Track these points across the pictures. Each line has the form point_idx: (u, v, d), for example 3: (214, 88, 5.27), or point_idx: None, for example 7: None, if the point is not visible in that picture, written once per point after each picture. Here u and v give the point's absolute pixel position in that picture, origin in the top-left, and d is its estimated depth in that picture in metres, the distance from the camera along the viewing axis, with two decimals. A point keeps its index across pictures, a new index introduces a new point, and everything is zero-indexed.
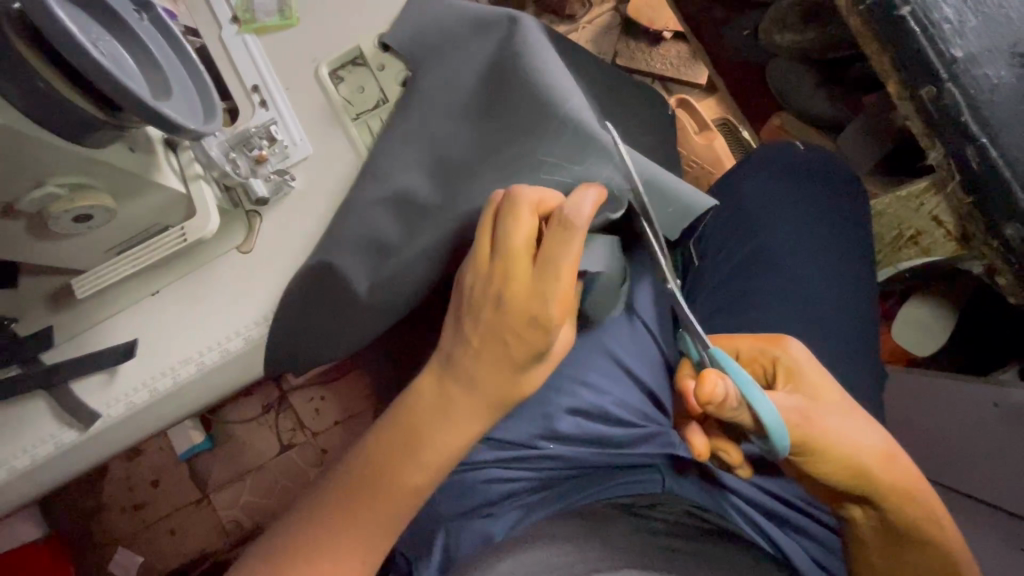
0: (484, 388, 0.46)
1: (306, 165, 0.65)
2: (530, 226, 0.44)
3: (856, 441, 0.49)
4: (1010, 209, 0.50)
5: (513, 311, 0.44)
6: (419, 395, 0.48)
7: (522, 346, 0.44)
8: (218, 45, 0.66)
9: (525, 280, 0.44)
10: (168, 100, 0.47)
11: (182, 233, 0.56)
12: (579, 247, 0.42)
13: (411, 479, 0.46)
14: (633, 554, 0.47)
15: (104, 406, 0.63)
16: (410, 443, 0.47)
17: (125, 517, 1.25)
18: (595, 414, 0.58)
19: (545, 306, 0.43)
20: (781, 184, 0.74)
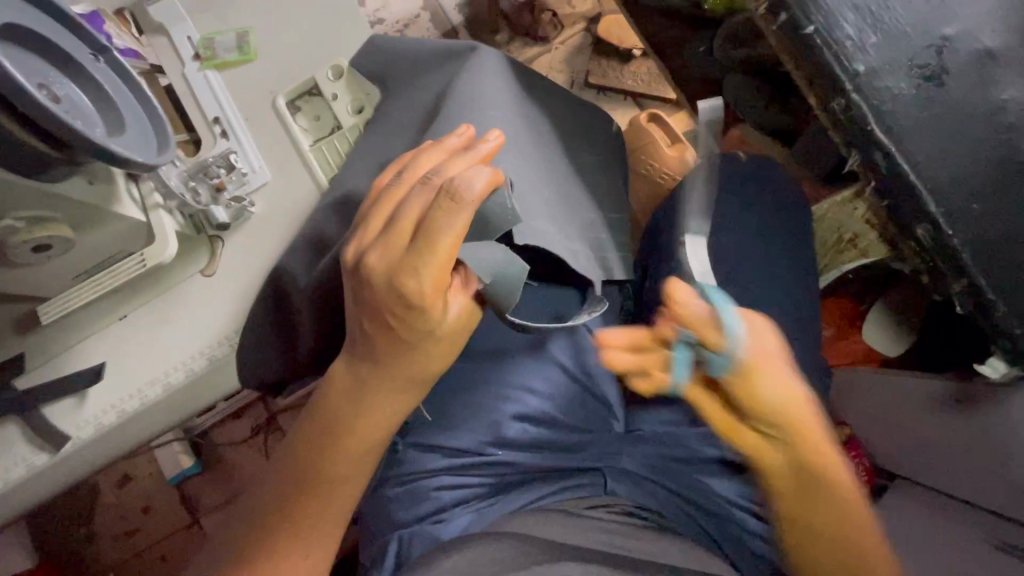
0: (389, 370, 0.51)
1: (265, 191, 0.69)
2: (418, 199, 0.47)
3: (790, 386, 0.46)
4: (918, 211, 0.53)
5: (389, 285, 0.47)
6: (331, 383, 0.54)
7: (404, 326, 0.48)
8: (181, 80, 0.70)
9: (400, 249, 0.47)
10: (121, 136, 0.51)
11: (141, 260, 0.59)
12: (464, 218, 0.45)
13: (336, 466, 0.53)
14: (573, 552, 0.49)
15: (75, 429, 0.65)
16: (329, 434, 0.53)
17: (115, 543, 1.26)
18: (540, 420, 0.61)
19: (423, 282, 0.46)
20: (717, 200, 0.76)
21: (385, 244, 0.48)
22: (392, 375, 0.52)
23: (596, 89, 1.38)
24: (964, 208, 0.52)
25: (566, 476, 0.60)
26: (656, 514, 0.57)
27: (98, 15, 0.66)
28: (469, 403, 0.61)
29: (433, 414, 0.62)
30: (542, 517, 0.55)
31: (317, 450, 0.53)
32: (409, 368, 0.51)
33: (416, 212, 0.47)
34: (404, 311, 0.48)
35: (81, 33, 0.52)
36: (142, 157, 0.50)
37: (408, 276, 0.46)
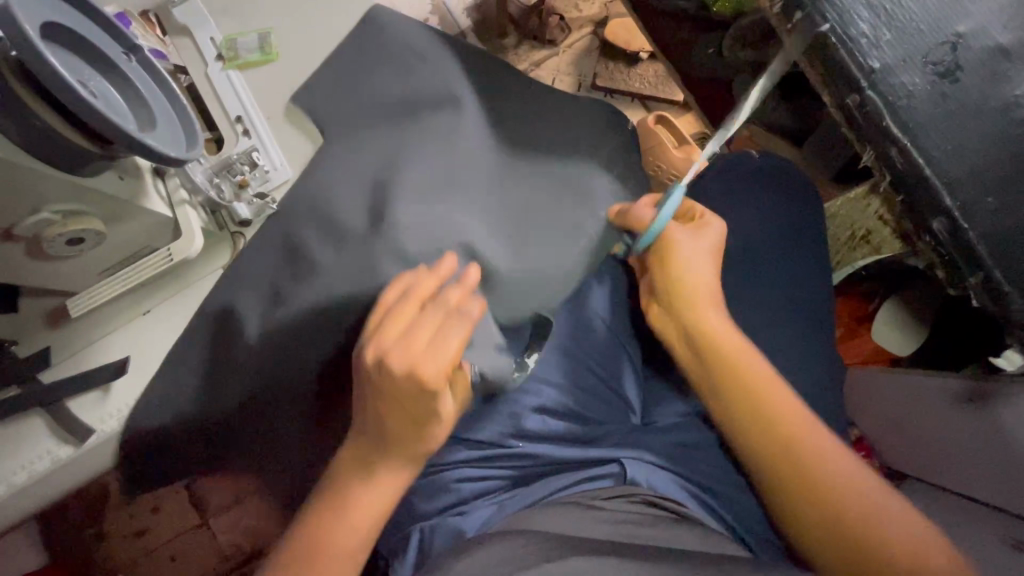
0: (393, 446, 0.53)
1: (286, 188, 0.70)
2: (414, 312, 0.52)
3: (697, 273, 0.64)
4: (935, 204, 0.54)
5: (399, 375, 0.49)
6: (338, 467, 0.55)
7: (417, 407, 0.51)
8: (203, 79, 0.71)
9: (413, 345, 0.50)
10: (153, 132, 0.52)
11: (168, 254, 0.61)
12: (465, 327, 0.52)
13: (347, 539, 0.51)
14: (601, 546, 0.50)
15: (99, 422, 0.66)
16: (336, 508, 0.52)
17: (126, 543, 1.26)
18: (559, 412, 0.62)
19: (437, 369, 0.50)
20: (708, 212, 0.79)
21: (405, 342, 0.50)
22: (395, 456, 0.53)
23: (604, 92, 1.40)
24: (980, 202, 0.53)
25: (584, 467, 0.60)
26: (673, 503, 0.57)
27: (124, 16, 0.67)
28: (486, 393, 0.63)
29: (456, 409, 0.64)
30: (564, 509, 0.55)
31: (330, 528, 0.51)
32: (407, 454, 0.53)
33: (417, 317, 0.52)
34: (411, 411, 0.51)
35: (114, 32, 0.53)
36: (175, 151, 0.51)
37: (425, 362, 0.50)
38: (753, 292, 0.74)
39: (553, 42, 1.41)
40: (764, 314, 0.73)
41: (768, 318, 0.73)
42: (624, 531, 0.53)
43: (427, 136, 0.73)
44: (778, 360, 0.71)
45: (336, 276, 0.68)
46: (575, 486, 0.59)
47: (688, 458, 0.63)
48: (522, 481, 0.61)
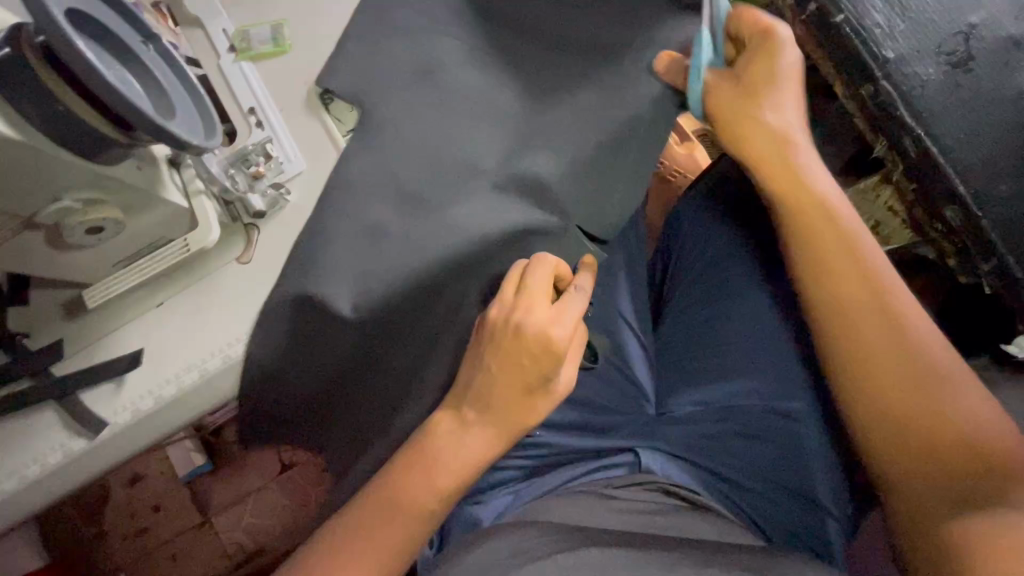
0: (499, 413, 0.53)
1: (301, 179, 0.69)
2: (548, 274, 0.54)
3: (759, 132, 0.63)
4: (948, 193, 0.54)
5: (529, 335, 0.51)
6: (392, 468, 0.54)
7: (535, 369, 0.52)
8: (217, 71, 0.71)
9: (544, 309, 0.53)
10: (173, 120, 0.52)
11: (186, 244, 0.61)
12: (580, 300, 0.55)
13: (405, 521, 0.52)
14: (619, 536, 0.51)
15: (111, 415, 0.66)
16: (385, 501, 0.53)
17: (123, 544, 1.23)
18: (578, 404, 0.64)
19: (561, 337, 0.52)
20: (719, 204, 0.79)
21: (531, 309, 0.52)
22: (504, 422, 0.54)
23: None
24: (991, 190, 0.54)
25: (600, 458, 0.61)
26: (694, 495, 0.58)
27: (138, 7, 0.67)
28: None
29: None
30: (583, 498, 0.56)
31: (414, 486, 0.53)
32: (513, 423, 0.54)
33: (542, 284, 0.54)
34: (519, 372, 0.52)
35: (134, 20, 0.53)
36: (195, 138, 0.51)
37: (542, 320, 0.52)
38: None
39: None
40: None
41: None
42: (639, 520, 0.55)
43: (450, 120, 0.71)
44: None
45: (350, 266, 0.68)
46: (594, 475, 0.60)
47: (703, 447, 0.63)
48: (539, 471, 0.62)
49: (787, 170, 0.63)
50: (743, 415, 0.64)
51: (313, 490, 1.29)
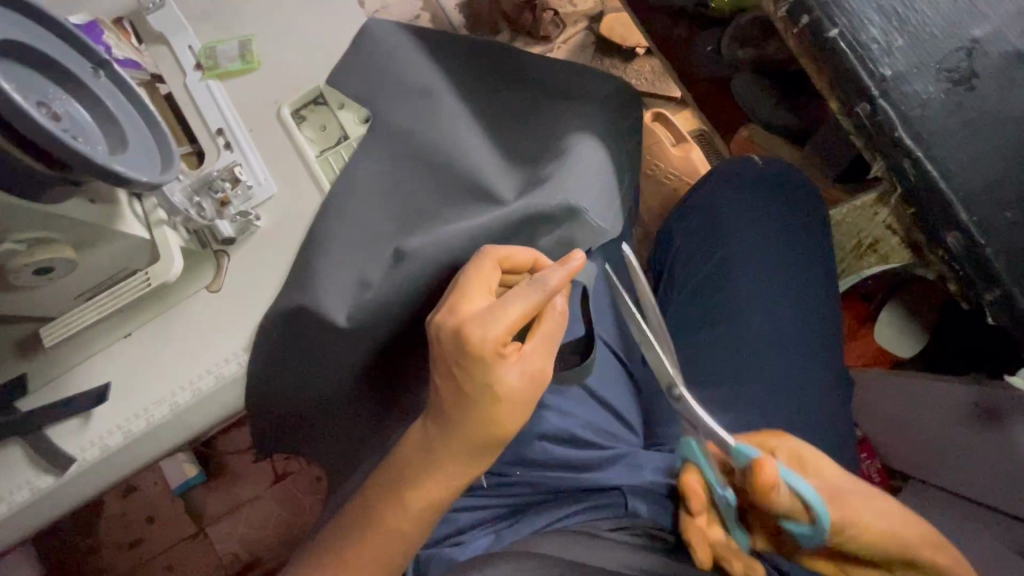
0: (456, 427, 0.48)
1: (272, 205, 0.67)
2: (487, 275, 0.50)
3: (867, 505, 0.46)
4: (950, 219, 0.51)
5: (448, 342, 0.46)
6: (372, 484, 0.52)
7: (476, 377, 0.46)
8: (183, 90, 0.68)
9: (475, 309, 0.47)
10: (124, 154, 0.49)
11: (147, 279, 0.58)
12: (528, 299, 0.45)
13: (377, 548, 0.50)
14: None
15: (79, 450, 0.63)
16: (360, 517, 0.51)
17: (122, 554, 1.24)
18: (558, 437, 0.59)
19: (494, 332, 0.45)
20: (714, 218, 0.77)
21: (457, 311, 0.47)
22: (461, 436, 0.48)
23: None
24: (997, 217, 0.50)
25: (584, 496, 0.58)
26: (680, 535, 0.56)
27: (96, 25, 0.64)
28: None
29: None
30: (565, 540, 0.52)
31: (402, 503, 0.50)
32: (476, 435, 0.48)
33: (477, 282, 0.49)
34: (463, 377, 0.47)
35: (80, 46, 0.50)
36: (144, 177, 0.48)
37: (472, 312, 0.47)
38: (758, 306, 0.71)
39: (547, 38, 1.36)
40: (769, 328, 0.70)
41: (773, 332, 0.70)
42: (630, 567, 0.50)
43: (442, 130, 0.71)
44: (784, 375, 0.68)
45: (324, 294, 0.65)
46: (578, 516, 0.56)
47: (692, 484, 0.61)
48: (522, 510, 0.58)
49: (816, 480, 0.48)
50: None
51: (309, 500, 1.26)
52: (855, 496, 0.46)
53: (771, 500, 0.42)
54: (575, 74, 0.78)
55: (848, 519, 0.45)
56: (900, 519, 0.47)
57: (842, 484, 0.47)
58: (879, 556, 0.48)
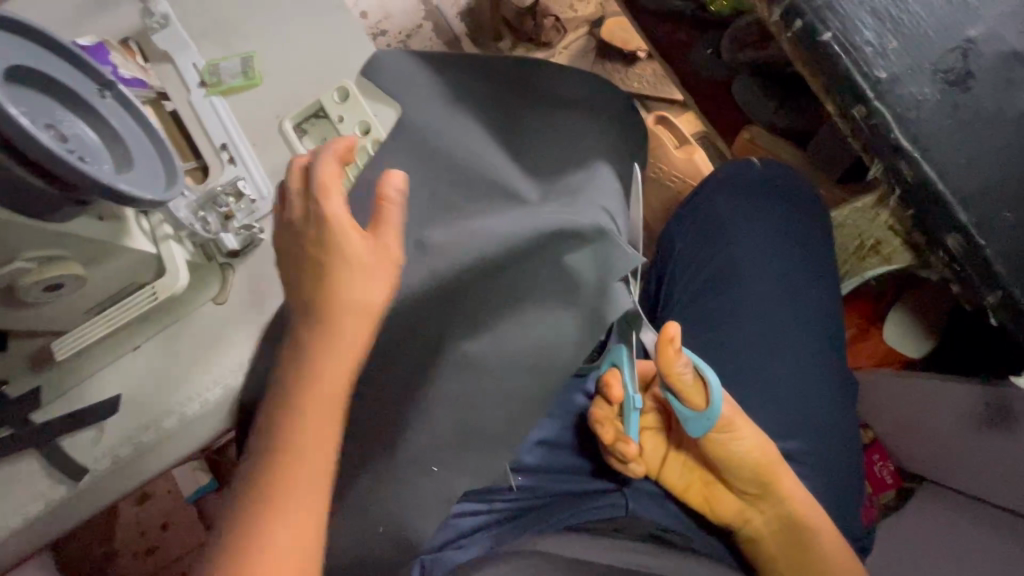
0: (319, 358, 0.49)
1: (274, 217, 0.68)
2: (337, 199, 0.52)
3: (755, 445, 0.57)
4: (950, 221, 0.51)
5: (327, 272, 0.50)
6: (253, 461, 0.48)
7: (320, 273, 0.50)
8: (187, 106, 0.69)
9: (344, 239, 0.50)
10: (129, 172, 0.50)
11: (152, 292, 0.59)
12: (396, 215, 0.51)
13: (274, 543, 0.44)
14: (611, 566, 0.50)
15: (92, 462, 0.65)
16: (267, 512, 0.45)
17: (137, 561, 1.26)
18: (560, 444, 0.66)
19: (374, 293, 0.50)
20: (715, 221, 0.76)
21: (331, 218, 0.51)
22: (330, 368, 0.49)
23: None
24: (998, 218, 0.50)
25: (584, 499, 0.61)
26: (677, 536, 0.58)
27: (102, 46, 0.65)
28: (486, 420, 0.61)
29: None
30: (572, 539, 0.54)
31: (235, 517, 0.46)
32: (357, 343, 0.50)
33: (337, 209, 0.51)
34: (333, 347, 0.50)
35: (87, 68, 0.51)
36: (149, 194, 0.50)
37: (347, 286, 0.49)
38: (760, 309, 0.71)
39: (548, 44, 1.37)
40: (771, 330, 0.70)
41: (775, 335, 0.70)
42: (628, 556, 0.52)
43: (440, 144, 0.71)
44: (787, 377, 0.68)
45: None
46: (581, 517, 0.58)
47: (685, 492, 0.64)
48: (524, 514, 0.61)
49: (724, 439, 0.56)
50: None
51: None
52: (738, 419, 0.56)
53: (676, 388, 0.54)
54: (572, 81, 0.78)
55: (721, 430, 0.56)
56: (778, 462, 0.58)
57: (748, 437, 0.56)
58: (740, 474, 0.58)
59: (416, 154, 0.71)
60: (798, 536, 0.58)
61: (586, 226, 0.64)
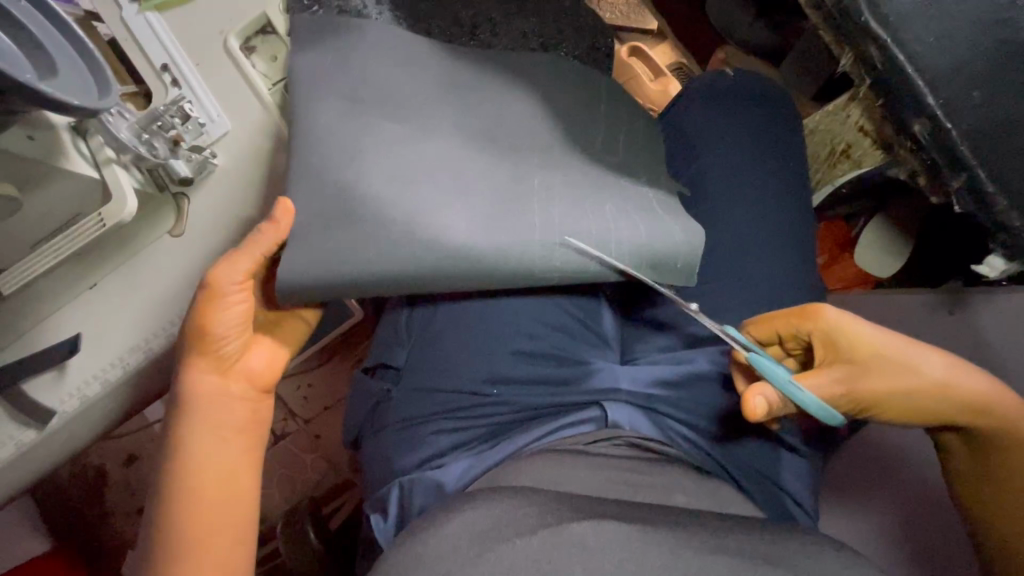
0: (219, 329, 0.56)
1: (227, 142, 0.65)
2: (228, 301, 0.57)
3: (919, 384, 0.54)
4: (916, 107, 0.52)
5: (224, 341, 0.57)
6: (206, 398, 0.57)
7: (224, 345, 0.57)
8: (120, 27, 0.64)
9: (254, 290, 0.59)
10: (55, 80, 0.47)
11: (100, 219, 0.55)
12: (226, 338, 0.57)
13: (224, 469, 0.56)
14: (609, 507, 0.44)
15: (58, 403, 0.64)
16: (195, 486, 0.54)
17: (132, 521, 1.23)
18: (537, 356, 0.58)
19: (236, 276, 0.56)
20: (693, 131, 0.75)
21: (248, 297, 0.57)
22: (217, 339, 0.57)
23: None
24: (963, 98, 0.49)
25: (567, 412, 0.56)
26: (660, 444, 0.53)
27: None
28: (455, 323, 0.59)
29: (426, 362, 0.59)
30: (552, 456, 0.51)
31: (198, 343, 0.56)
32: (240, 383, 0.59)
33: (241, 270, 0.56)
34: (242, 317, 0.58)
35: None
36: (77, 101, 0.46)
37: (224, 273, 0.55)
38: (735, 222, 0.70)
39: None
40: (748, 240, 0.69)
41: (748, 249, 0.69)
42: (621, 479, 0.50)
43: (369, 71, 0.60)
44: (769, 281, 0.68)
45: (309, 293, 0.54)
46: (560, 432, 0.54)
47: (671, 393, 0.58)
48: (502, 431, 0.56)
49: (887, 382, 0.54)
50: (706, 359, 0.60)
51: (309, 464, 1.07)
52: (912, 360, 0.55)
53: (847, 336, 0.54)
54: None
55: (865, 372, 0.54)
56: (944, 387, 0.55)
57: (910, 352, 0.55)
58: (940, 416, 0.56)
59: (392, 79, 0.60)
60: (998, 448, 0.56)
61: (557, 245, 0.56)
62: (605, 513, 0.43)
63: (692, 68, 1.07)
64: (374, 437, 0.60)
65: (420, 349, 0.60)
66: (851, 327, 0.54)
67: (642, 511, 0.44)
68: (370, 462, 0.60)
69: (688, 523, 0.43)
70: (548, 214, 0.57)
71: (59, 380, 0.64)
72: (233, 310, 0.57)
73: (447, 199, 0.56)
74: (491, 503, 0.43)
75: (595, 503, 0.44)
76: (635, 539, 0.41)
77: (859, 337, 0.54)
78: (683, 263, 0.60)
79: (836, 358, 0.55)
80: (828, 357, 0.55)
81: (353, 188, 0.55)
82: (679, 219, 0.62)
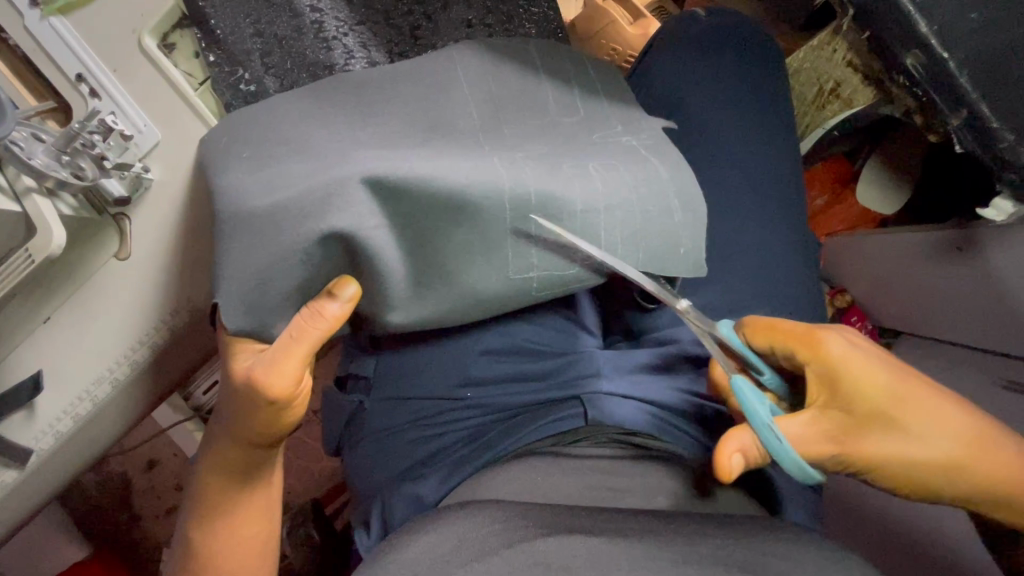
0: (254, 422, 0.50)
1: (159, 152, 0.62)
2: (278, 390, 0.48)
3: (922, 447, 0.49)
4: (908, 38, 0.47)
5: (259, 428, 0.51)
6: (211, 468, 0.54)
7: (261, 424, 0.50)
8: (22, 34, 0.56)
9: (282, 377, 0.48)
10: None
11: (28, 255, 0.51)
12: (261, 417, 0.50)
13: (251, 530, 0.54)
14: (577, 519, 0.42)
15: (34, 441, 0.63)
16: (216, 549, 0.53)
17: (162, 521, 1.23)
18: (507, 354, 0.55)
19: (282, 378, 0.48)
20: (670, 79, 0.68)
21: (274, 367, 0.48)
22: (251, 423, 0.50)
23: None
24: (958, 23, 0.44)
25: (548, 411, 0.52)
26: (647, 437, 0.50)
27: None
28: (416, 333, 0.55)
29: (397, 369, 0.56)
30: (528, 465, 0.50)
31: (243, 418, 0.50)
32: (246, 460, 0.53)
33: (292, 364, 0.48)
34: (265, 407, 0.49)
35: None
36: None
37: (245, 370, 0.49)
38: (722, 180, 0.64)
39: None
40: (735, 196, 0.64)
41: (738, 207, 0.63)
42: (601, 483, 0.49)
43: None
44: (760, 238, 0.63)
45: (250, 318, 0.48)
46: (532, 436, 0.50)
47: (657, 378, 0.54)
48: (482, 434, 0.53)
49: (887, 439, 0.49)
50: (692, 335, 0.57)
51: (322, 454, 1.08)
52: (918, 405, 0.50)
53: (850, 376, 0.48)
54: None
55: (867, 422, 0.48)
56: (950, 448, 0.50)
57: (917, 408, 0.49)
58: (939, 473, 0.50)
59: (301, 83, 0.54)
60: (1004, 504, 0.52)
61: (565, 217, 0.49)
62: (574, 525, 0.42)
63: (671, 6, 0.99)
64: (353, 448, 0.58)
65: (390, 358, 0.56)
66: (858, 365, 0.48)
67: (613, 520, 0.42)
68: (353, 473, 0.58)
69: (654, 532, 0.42)
70: (535, 186, 0.48)
71: (33, 417, 0.63)
72: (277, 384, 0.48)
73: (374, 206, 0.45)
74: (458, 523, 0.41)
75: (564, 514, 0.42)
76: (604, 551, 0.40)
77: (865, 380, 0.48)
78: (685, 251, 0.53)
79: (834, 397, 0.49)
80: (821, 398, 0.49)
81: (273, 213, 0.44)
82: (682, 186, 0.54)
